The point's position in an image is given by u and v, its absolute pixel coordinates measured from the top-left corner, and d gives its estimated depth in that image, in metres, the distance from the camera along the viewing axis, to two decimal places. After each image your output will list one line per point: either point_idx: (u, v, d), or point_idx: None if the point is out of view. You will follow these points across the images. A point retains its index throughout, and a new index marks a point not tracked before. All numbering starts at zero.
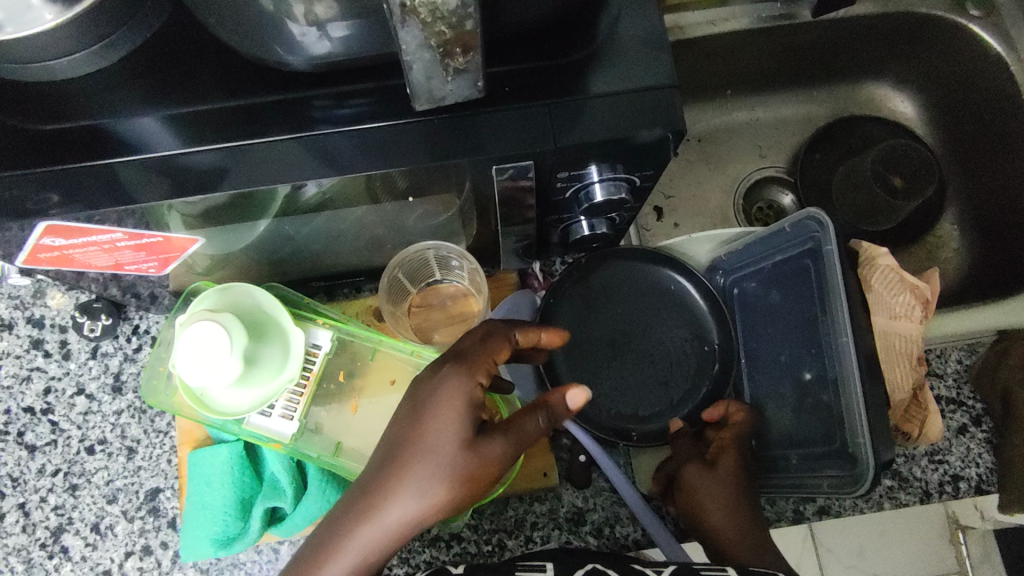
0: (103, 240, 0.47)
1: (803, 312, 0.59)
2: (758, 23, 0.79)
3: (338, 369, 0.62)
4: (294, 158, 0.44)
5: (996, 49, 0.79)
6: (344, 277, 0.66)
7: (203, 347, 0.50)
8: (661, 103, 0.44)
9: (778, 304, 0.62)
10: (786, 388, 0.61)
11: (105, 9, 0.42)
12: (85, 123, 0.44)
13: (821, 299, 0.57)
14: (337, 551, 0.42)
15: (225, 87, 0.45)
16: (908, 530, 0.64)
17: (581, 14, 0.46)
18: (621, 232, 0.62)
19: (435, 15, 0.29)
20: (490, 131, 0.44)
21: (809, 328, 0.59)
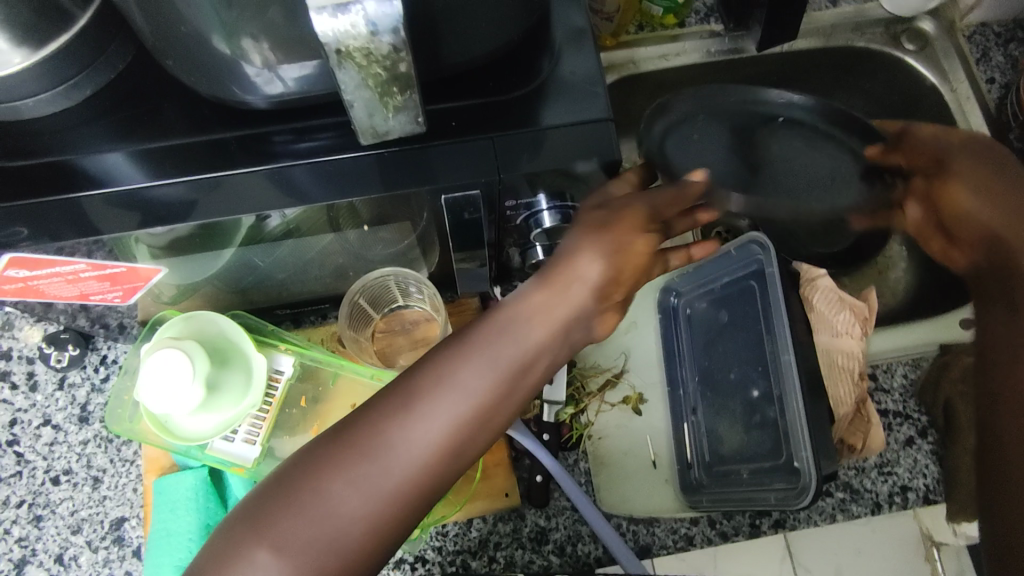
0: (66, 271, 0.49)
1: (750, 331, 0.61)
2: (709, 56, 0.83)
3: (299, 395, 0.63)
4: (253, 190, 0.46)
5: (931, 79, 0.85)
6: (309, 304, 0.67)
7: (168, 373, 0.51)
8: (600, 136, 0.47)
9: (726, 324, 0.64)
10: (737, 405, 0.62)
11: (72, 53, 0.45)
12: (50, 159, 0.46)
13: (765, 318, 0.60)
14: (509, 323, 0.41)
15: (187, 124, 0.47)
16: (883, 548, 0.65)
17: (525, 54, 0.49)
18: None
19: (370, 58, 0.32)
20: (439, 163, 0.47)
21: (756, 347, 0.61)
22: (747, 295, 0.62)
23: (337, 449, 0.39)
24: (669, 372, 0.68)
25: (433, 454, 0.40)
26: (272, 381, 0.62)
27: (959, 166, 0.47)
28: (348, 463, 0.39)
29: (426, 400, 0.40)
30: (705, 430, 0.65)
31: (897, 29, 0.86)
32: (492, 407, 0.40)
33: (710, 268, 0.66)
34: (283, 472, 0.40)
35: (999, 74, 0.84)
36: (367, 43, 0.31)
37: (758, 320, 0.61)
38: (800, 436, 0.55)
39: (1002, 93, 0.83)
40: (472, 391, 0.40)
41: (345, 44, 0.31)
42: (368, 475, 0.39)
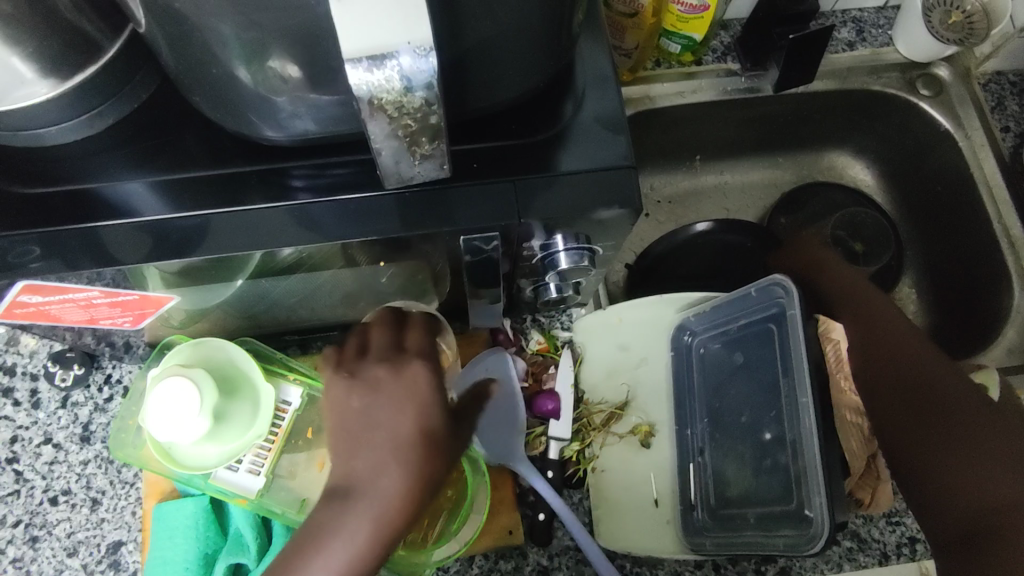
0: (78, 297, 0.48)
1: (765, 376, 0.60)
2: (724, 95, 0.83)
3: (306, 426, 0.62)
4: (273, 225, 0.46)
5: (945, 125, 0.84)
6: (318, 331, 0.67)
7: (173, 402, 0.51)
8: (621, 183, 0.47)
9: (741, 366, 0.63)
10: (746, 449, 0.61)
11: (98, 83, 0.44)
12: (70, 186, 0.46)
13: (782, 361, 0.58)
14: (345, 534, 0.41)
15: (207, 155, 0.47)
16: None
17: (548, 98, 0.49)
18: (589, 294, 0.64)
19: (401, 111, 0.32)
20: (459, 203, 0.46)
21: (771, 391, 0.59)
22: (765, 338, 0.60)
23: None
24: (677, 412, 0.68)
25: None
26: (280, 412, 0.61)
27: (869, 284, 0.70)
28: None
29: None
30: (712, 473, 0.64)
31: (913, 74, 0.86)
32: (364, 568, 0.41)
33: (727, 308, 0.65)
34: None
35: (1015, 124, 0.84)
36: (400, 97, 0.31)
37: (775, 364, 0.59)
38: (811, 483, 0.53)
39: (1017, 143, 0.83)
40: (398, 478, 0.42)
41: (378, 97, 0.31)
42: None
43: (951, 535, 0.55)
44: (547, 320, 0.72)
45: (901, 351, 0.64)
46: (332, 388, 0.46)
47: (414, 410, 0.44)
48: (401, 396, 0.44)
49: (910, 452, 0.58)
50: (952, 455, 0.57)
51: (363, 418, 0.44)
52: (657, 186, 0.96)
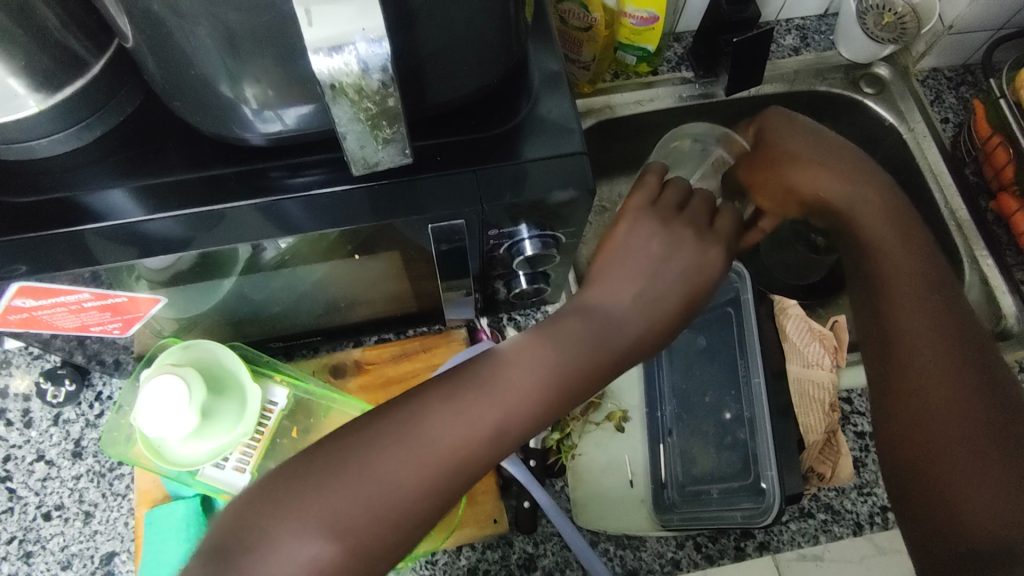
0: (70, 301, 0.51)
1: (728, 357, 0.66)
2: (681, 101, 0.89)
3: (291, 427, 0.64)
4: (252, 222, 0.49)
5: (889, 120, 0.90)
6: (302, 337, 0.70)
7: (166, 398, 0.54)
8: (575, 169, 0.51)
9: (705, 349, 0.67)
10: None
11: (85, 97, 0.48)
12: (61, 196, 0.49)
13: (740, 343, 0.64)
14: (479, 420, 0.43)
15: (189, 162, 0.50)
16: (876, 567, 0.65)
17: (504, 97, 0.53)
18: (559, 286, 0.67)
19: (361, 94, 0.36)
20: (426, 195, 0.50)
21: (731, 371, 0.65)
22: (724, 321, 0.66)
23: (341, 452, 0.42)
24: (648, 395, 0.70)
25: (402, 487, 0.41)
26: (265, 412, 0.62)
27: (845, 184, 0.56)
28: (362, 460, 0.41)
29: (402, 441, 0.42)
30: (680, 452, 0.66)
31: (856, 74, 0.91)
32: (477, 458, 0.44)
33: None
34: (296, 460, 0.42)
35: (953, 115, 0.90)
36: (358, 80, 0.35)
37: (735, 344, 0.65)
38: (765, 456, 0.60)
39: (956, 132, 0.88)
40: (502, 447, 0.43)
41: (338, 81, 0.35)
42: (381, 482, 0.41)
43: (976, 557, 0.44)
44: (523, 318, 0.74)
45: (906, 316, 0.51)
46: (640, 220, 0.51)
47: (674, 277, 0.49)
48: (662, 286, 0.48)
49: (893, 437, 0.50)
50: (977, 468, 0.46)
51: (654, 255, 0.49)
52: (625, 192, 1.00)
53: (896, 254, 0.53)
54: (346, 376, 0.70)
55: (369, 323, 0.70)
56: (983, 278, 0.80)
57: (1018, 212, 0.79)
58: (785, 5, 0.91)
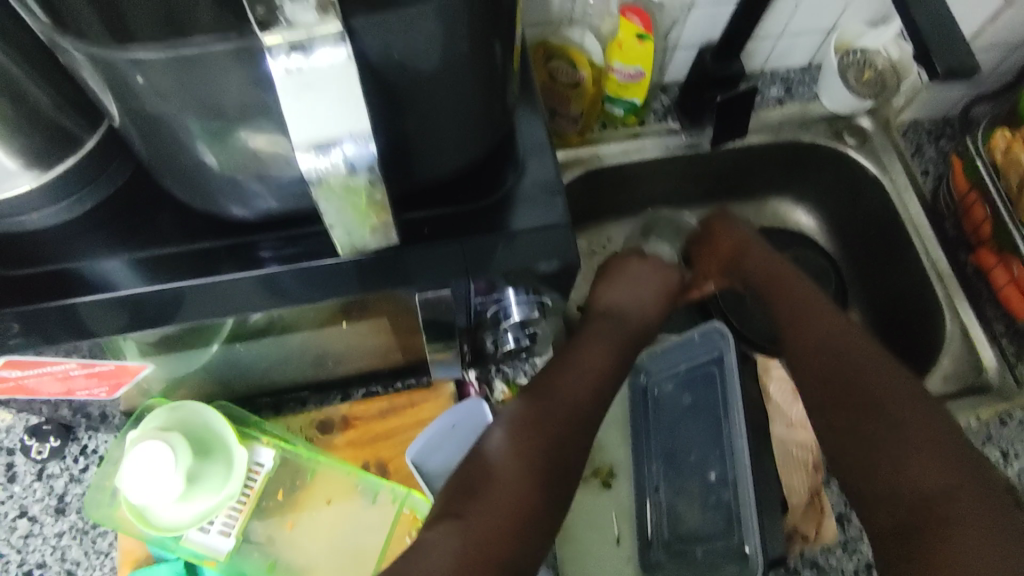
0: (56, 369, 0.51)
1: (710, 414, 0.66)
2: (667, 151, 0.90)
3: (277, 488, 0.64)
4: (243, 293, 0.50)
5: (872, 171, 0.91)
6: (289, 391, 0.70)
7: (151, 465, 0.54)
8: (560, 240, 0.52)
9: (689, 407, 0.68)
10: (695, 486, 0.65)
11: (76, 172, 0.48)
12: (50, 268, 0.49)
13: (724, 403, 0.65)
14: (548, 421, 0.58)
15: (179, 233, 0.51)
16: None
17: (491, 168, 0.54)
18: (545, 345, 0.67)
19: (347, 187, 0.37)
20: (413, 267, 0.51)
21: (714, 430, 0.65)
22: (708, 380, 0.68)
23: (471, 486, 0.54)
24: (636, 451, 0.70)
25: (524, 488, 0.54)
26: (252, 473, 0.62)
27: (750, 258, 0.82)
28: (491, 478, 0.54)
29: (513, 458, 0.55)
30: (666, 510, 0.67)
31: (839, 126, 0.93)
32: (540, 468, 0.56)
33: (675, 352, 0.72)
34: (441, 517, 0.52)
35: (933, 167, 0.92)
36: (346, 178, 0.36)
37: (718, 403, 0.66)
38: (749, 519, 0.59)
39: (936, 184, 0.90)
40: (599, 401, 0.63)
41: (325, 178, 0.36)
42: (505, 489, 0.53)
43: (898, 533, 0.55)
44: (512, 370, 0.74)
45: (824, 337, 0.69)
46: (626, 259, 0.79)
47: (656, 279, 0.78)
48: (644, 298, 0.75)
49: (847, 450, 0.62)
50: (913, 460, 0.58)
51: (642, 274, 0.77)
52: (613, 237, 1.01)
53: (814, 297, 0.75)
54: (334, 431, 0.70)
55: (357, 377, 0.70)
56: (964, 329, 0.82)
57: (995, 267, 0.80)
58: (769, 58, 0.93)
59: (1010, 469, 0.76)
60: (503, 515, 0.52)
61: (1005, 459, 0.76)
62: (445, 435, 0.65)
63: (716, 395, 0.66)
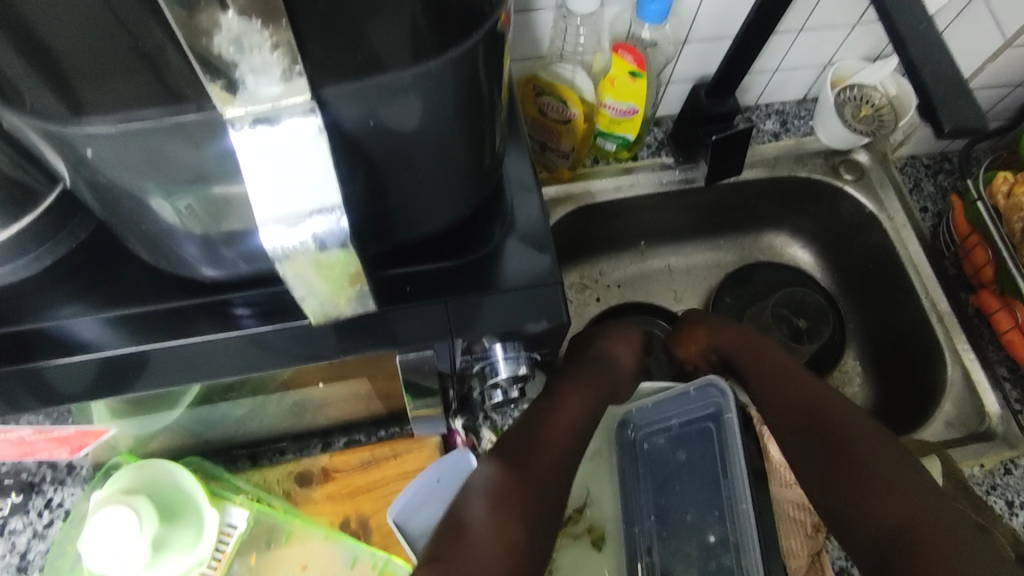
0: (12, 434, 0.49)
1: (710, 472, 0.64)
2: (661, 187, 0.88)
3: (250, 551, 0.61)
4: (214, 355, 0.47)
5: (869, 207, 0.89)
6: (267, 441, 0.67)
7: (114, 535, 0.50)
8: (550, 299, 0.49)
9: (686, 463, 0.66)
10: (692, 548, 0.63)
11: (39, 227, 0.46)
12: (7, 328, 0.46)
13: (723, 463, 0.63)
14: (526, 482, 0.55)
15: (147, 290, 0.48)
16: None
17: (478, 220, 0.52)
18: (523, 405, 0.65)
19: (319, 262, 0.35)
20: (396, 326, 0.48)
21: (713, 491, 0.64)
22: (704, 435, 0.65)
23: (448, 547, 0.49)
24: (626, 509, 0.68)
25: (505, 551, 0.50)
26: (223, 536, 0.59)
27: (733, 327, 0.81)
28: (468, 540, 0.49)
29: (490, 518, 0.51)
30: (660, 572, 0.64)
31: (836, 160, 0.91)
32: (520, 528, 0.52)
33: (668, 404, 0.69)
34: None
35: (931, 204, 0.90)
36: (316, 255, 0.34)
37: (718, 463, 0.64)
38: None
39: (935, 222, 0.88)
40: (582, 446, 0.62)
41: (292, 255, 0.34)
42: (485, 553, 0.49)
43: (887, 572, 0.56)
44: (500, 418, 0.71)
45: (782, 383, 0.72)
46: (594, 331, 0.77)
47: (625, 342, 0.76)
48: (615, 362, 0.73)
49: (824, 497, 0.63)
50: (880, 495, 0.60)
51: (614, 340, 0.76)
52: (605, 272, 0.99)
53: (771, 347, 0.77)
54: (312, 484, 0.67)
55: (338, 426, 0.68)
56: (966, 373, 0.80)
57: (998, 311, 0.78)
58: (764, 93, 0.92)
59: (1016, 521, 0.73)
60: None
61: (1011, 510, 0.73)
62: (428, 489, 0.62)
63: (717, 453, 0.64)
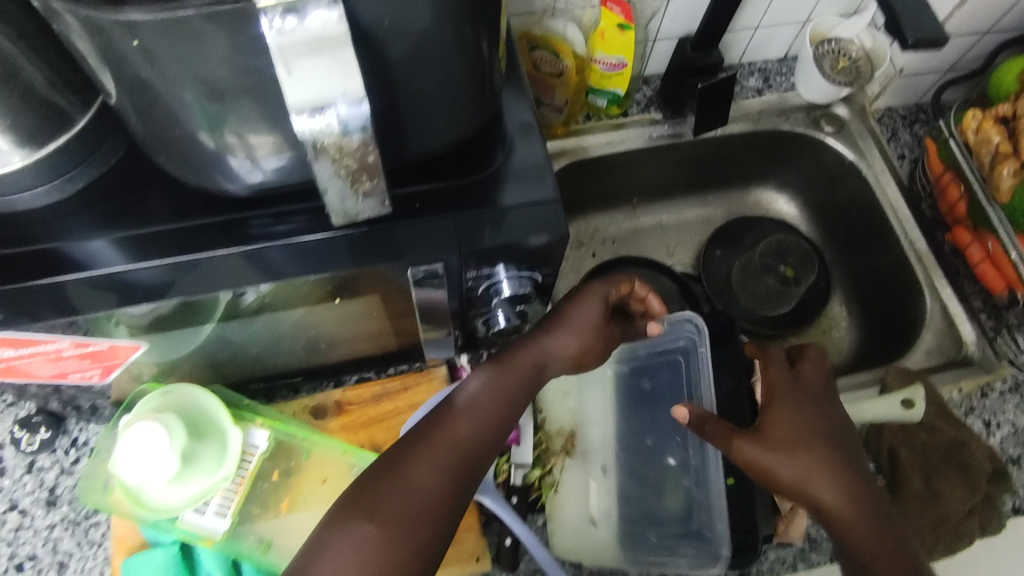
0: (48, 349, 0.52)
1: (672, 404, 0.71)
2: (650, 141, 0.92)
3: (272, 469, 0.65)
4: (234, 269, 0.50)
5: (850, 157, 0.93)
6: (282, 378, 0.69)
7: (145, 445, 0.54)
8: (550, 213, 0.53)
9: (650, 391, 0.73)
10: (649, 470, 0.70)
11: (71, 150, 0.49)
12: (39, 247, 0.50)
13: (688, 392, 0.70)
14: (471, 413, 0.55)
15: (169, 211, 0.52)
16: None
17: (479, 145, 0.55)
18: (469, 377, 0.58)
19: (342, 151, 0.38)
20: (405, 239, 0.52)
21: (678, 419, 0.70)
22: (671, 364, 0.72)
23: (378, 480, 0.51)
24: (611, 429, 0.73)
25: (439, 489, 0.51)
26: (246, 455, 0.63)
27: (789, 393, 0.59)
28: (400, 476, 0.51)
29: (424, 449, 0.53)
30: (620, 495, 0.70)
31: (817, 114, 0.95)
32: (458, 464, 0.53)
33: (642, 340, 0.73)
34: (339, 509, 0.50)
35: (908, 151, 0.95)
36: (340, 138, 0.38)
37: (681, 393, 0.71)
38: (713, 509, 0.65)
39: (911, 168, 0.93)
40: (495, 431, 0.55)
41: (320, 139, 0.37)
42: (415, 485, 0.51)
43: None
44: None
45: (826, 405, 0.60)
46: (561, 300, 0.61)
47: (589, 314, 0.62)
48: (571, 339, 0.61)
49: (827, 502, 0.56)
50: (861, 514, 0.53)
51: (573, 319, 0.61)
52: (599, 228, 1.03)
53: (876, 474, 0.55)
54: (327, 416, 0.71)
55: (349, 363, 0.71)
56: (943, 308, 0.84)
57: (971, 244, 0.83)
58: (747, 50, 0.95)
59: (992, 439, 0.77)
60: (415, 505, 0.50)
61: (987, 429, 0.78)
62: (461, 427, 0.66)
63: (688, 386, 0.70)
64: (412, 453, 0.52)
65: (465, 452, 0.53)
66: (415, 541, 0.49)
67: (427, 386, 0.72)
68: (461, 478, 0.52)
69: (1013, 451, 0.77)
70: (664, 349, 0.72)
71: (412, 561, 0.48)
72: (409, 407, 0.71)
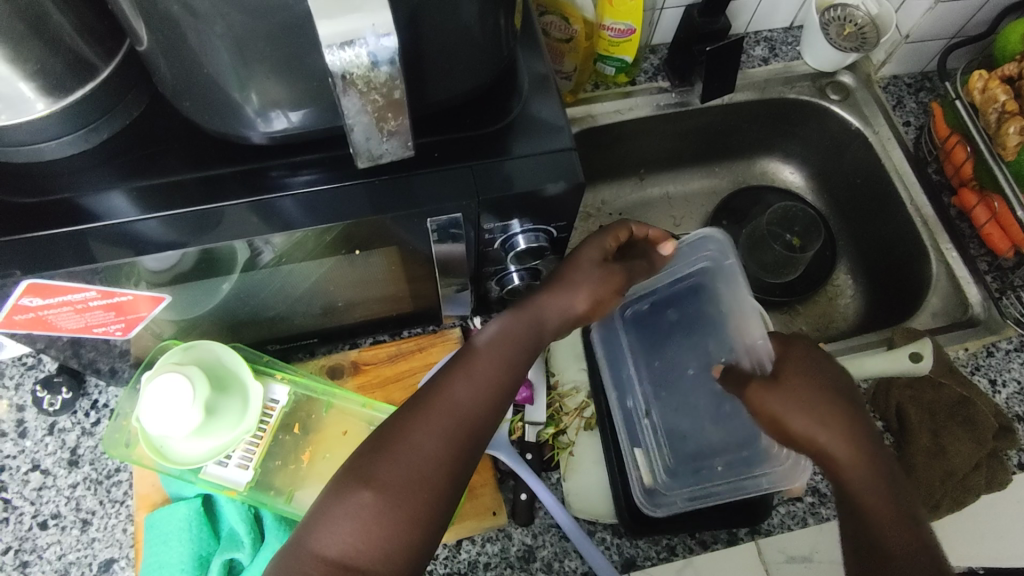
0: (76, 299, 0.52)
1: (704, 325, 0.73)
2: (658, 109, 0.92)
3: (293, 422, 0.67)
4: (256, 216, 0.51)
5: (855, 124, 0.94)
6: (298, 340, 0.70)
7: (169, 395, 0.55)
8: (566, 163, 0.54)
9: (676, 321, 0.74)
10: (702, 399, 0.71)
11: (95, 100, 0.50)
12: (64, 196, 0.50)
13: (715, 310, 0.72)
14: (474, 372, 0.56)
15: (190, 163, 0.52)
16: None
17: (495, 98, 0.56)
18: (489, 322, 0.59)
19: (369, 85, 0.39)
20: (424, 189, 0.52)
21: (714, 340, 0.71)
22: (696, 288, 0.74)
23: (377, 450, 0.52)
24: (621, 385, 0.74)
25: (437, 456, 0.52)
26: (267, 410, 0.65)
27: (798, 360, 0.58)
28: (399, 443, 0.52)
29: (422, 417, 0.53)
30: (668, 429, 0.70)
31: (823, 82, 0.96)
32: (456, 427, 0.53)
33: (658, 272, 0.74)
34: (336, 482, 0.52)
35: (914, 118, 0.96)
36: (368, 72, 0.38)
37: (708, 317, 0.73)
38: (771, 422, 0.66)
39: (917, 134, 0.94)
40: (495, 389, 0.55)
41: (350, 72, 0.38)
42: (412, 452, 0.52)
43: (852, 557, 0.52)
44: None
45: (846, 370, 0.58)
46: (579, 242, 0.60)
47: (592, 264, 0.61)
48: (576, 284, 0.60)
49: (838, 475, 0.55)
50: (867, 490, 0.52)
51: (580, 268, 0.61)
52: (607, 200, 1.04)
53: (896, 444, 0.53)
54: (343, 376, 0.72)
55: (363, 325, 0.71)
56: (948, 270, 0.85)
57: (976, 206, 0.85)
58: (754, 19, 0.96)
59: (999, 397, 0.78)
60: (410, 474, 0.51)
61: (993, 387, 0.79)
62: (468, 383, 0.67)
63: (712, 311, 0.73)
64: (410, 421, 0.53)
65: (460, 417, 0.54)
66: (412, 507, 0.50)
67: (441, 345, 0.73)
68: (458, 444, 0.53)
69: (1018, 409, 0.78)
70: (680, 277, 0.74)
71: (411, 531, 0.50)
72: (422, 366, 0.72)
